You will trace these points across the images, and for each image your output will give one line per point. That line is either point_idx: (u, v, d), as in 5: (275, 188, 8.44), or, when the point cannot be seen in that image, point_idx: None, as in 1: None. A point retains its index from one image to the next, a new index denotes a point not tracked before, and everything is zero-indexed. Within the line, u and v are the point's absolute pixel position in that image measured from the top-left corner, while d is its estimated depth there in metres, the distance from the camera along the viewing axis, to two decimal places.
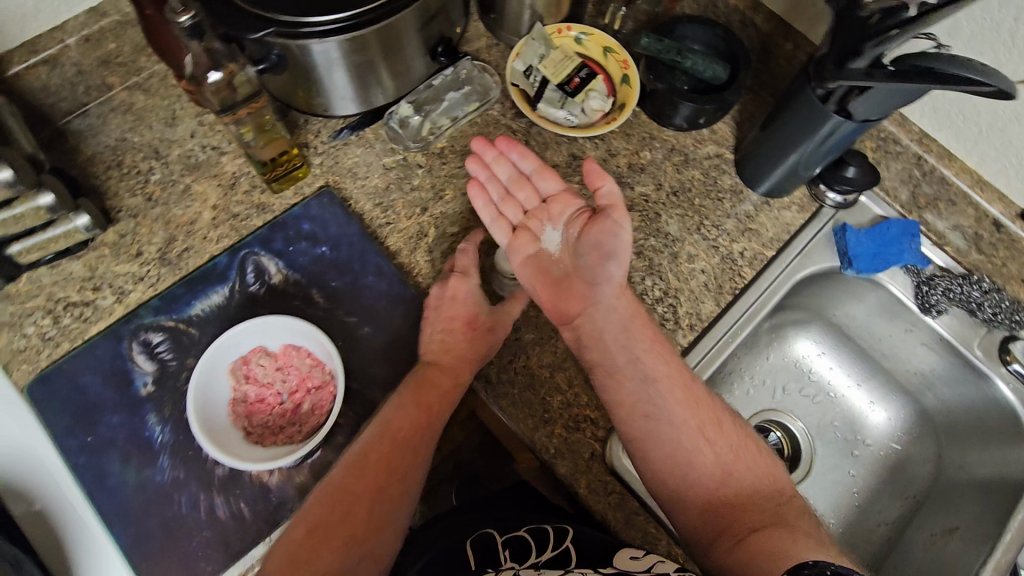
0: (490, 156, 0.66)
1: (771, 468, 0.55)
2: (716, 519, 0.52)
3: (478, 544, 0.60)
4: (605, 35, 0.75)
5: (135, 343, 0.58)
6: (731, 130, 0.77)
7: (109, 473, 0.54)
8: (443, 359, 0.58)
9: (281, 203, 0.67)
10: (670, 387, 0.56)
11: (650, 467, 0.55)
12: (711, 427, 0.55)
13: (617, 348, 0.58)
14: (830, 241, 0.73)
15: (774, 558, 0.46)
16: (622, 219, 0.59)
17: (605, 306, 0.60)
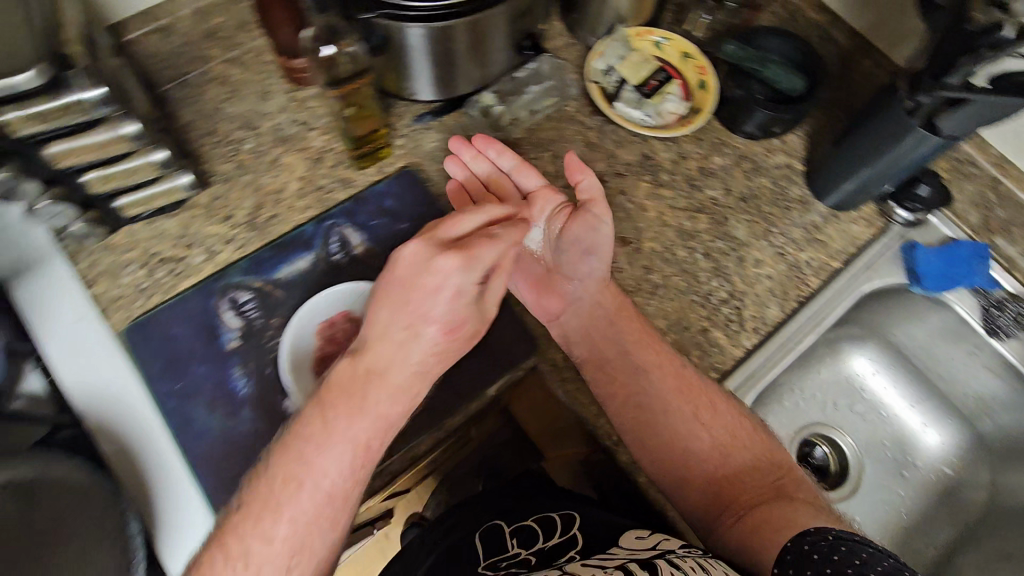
0: (469, 155, 0.68)
1: (767, 444, 0.59)
2: (716, 501, 0.57)
3: (488, 536, 0.64)
4: (685, 41, 0.76)
5: (223, 300, 0.61)
6: (801, 142, 0.77)
7: (195, 419, 0.57)
8: (397, 366, 0.51)
9: (363, 179, 0.70)
10: (662, 376, 0.60)
11: (650, 457, 0.59)
12: (705, 413, 0.59)
13: (606, 341, 0.62)
14: (898, 258, 0.73)
15: (779, 529, 0.51)
16: (602, 211, 0.61)
17: (587, 301, 0.63)
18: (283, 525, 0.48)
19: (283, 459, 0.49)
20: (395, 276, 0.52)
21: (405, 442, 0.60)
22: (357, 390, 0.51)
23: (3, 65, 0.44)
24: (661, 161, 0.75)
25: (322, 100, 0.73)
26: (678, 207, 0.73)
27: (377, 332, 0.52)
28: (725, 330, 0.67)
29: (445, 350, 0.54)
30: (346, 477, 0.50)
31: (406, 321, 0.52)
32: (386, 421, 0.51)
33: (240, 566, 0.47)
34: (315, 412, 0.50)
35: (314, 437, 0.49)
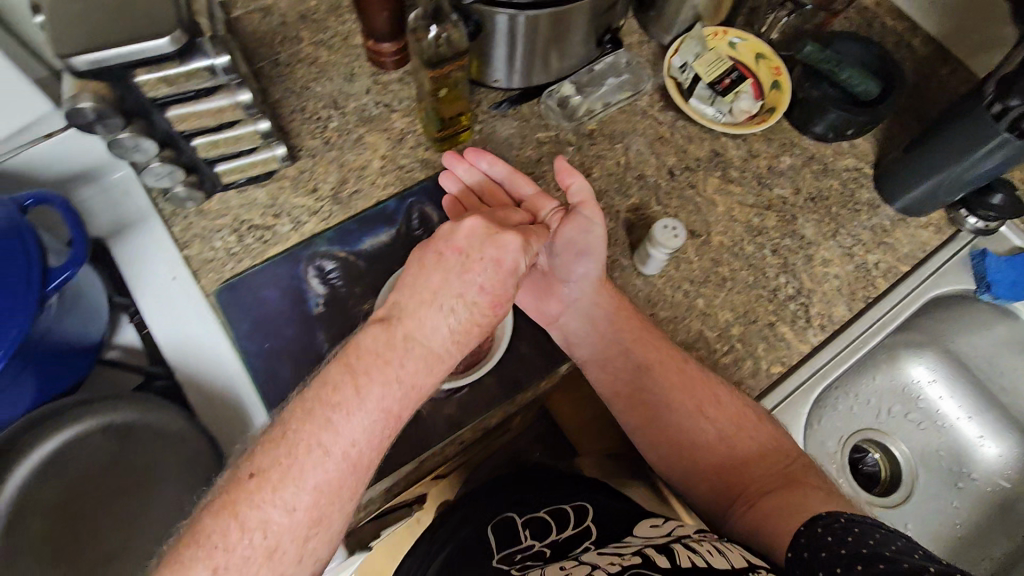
0: (462, 168, 0.67)
1: (774, 433, 0.60)
2: (727, 491, 0.58)
3: (500, 530, 0.63)
4: (760, 42, 0.77)
5: (310, 268, 0.65)
6: (871, 146, 0.77)
7: (282, 377, 0.60)
8: (430, 340, 0.46)
9: (443, 160, 0.72)
10: (664, 371, 0.62)
11: (658, 452, 0.61)
12: (708, 405, 0.60)
13: (608, 339, 0.63)
14: (968, 265, 0.74)
15: (789, 515, 0.51)
16: (592, 213, 0.60)
17: (585, 302, 0.63)
18: (305, 494, 0.41)
19: (309, 425, 0.42)
20: (456, 243, 0.49)
21: (479, 412, 0.62)
22: (395, 356, 0.45)
23: (138, 28, 0.47)
24: (730, 159, 0.76)
25: (404, 84, 0.75)
26: (747, 204, 0.74)
27: (423, 297, 0.47)
28: (791, 325, 0.69)
29: (491, 326, 0.49)
30: (372, 446, 0.44)
31: (462, 288, 0.48)
32: (419, 393, 0.45)
33: (258, 537, 0.40)
34: (344, 375, 0.44)
35: (344, 403, 0.43)
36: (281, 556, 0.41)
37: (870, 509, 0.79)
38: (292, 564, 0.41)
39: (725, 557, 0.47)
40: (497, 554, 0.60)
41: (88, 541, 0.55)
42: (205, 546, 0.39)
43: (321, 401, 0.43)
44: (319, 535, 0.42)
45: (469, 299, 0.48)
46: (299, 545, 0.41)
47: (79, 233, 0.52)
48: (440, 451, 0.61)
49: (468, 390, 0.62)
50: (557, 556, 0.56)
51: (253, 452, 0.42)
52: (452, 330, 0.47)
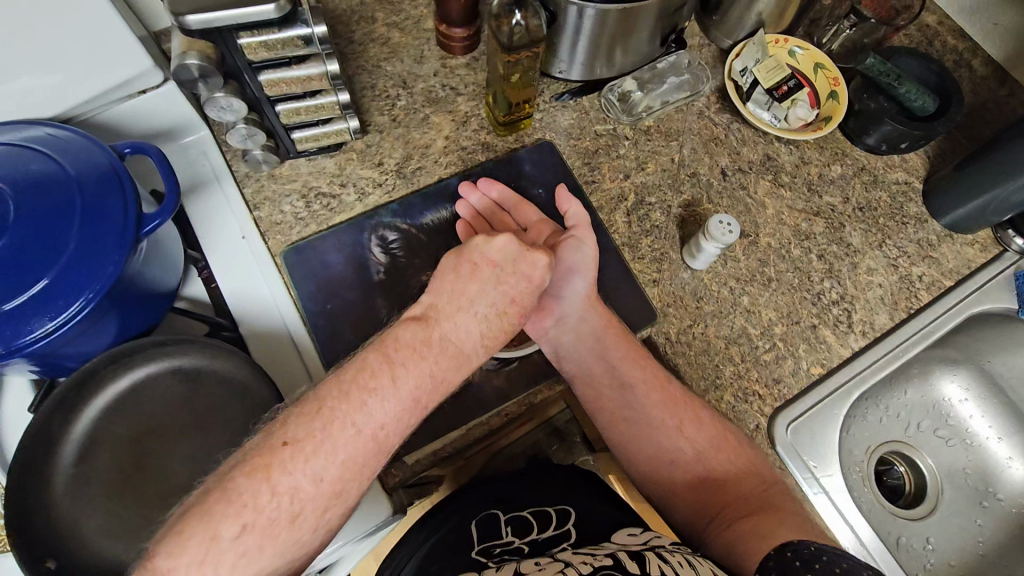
0: (474, 197, 0.70)
1: (752, 457, 0.60)
2: (704, 510, 0.58)
3: (485, 525, 0.60)
4: (819, 52, 0.78)
5: (373, 237, 0.68)
6: (922, 162, 0.79)
7: (342, 337, 0.64)
8: (463, 342, 0.50)
9: (504, 145, 0.75)
10: (647, 390, 0.61)
11: (638, 468, 0.61)
12: (689, 425, 0.60)
13: (594, 356, 0.63)
14: (1011, 284, 0.75)
15: (763, 538, 0.51)
16: (585, 235, 0.65)
17: (575, 317, 0.64)
18: (335, 468, 0.42)
19: (345, 404, 0.43)
20: (491, 258, 0.53)
21: (525, 386, 0.65)
22: (431, 356, 0.47)
23: None
24: (783, 164, 0.78)
25: (471, 69, 0.78)
26: (796, 209, 0.75)
27: (462, 298, 0.51)
28: (834, 329, 0.71)
29: (511, 332, 0.54)
30: (398, 429, 0.45)
31: (494, 297, 0.52)
32: (444, 387, 0.48)
33: (286, 502, 0.40)
34: (383, 363, 0.45)
35: (382, 389, 0.44)
36: (299, 525, 0.41)
37: (896, 521, 0.80)
38: (310, 531, 0.42)
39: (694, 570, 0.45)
40: (477, 547, 0.57)
41: (152, 476, 0.58)
42: (235, 503, 0.39)
43: (360, 383, 0.44)
44: (337, 508, 0.43)
45: (500, 308, 0.52)
46: (318, 516, 0.42)
47: (171, 184, 0.55)
48: (486, 421, 0.64)
49: (517, 363, 0.65)
50: (535, 552, 0.54)
51: (286, 421, 0.43)
52: (482, 333, 0.51)
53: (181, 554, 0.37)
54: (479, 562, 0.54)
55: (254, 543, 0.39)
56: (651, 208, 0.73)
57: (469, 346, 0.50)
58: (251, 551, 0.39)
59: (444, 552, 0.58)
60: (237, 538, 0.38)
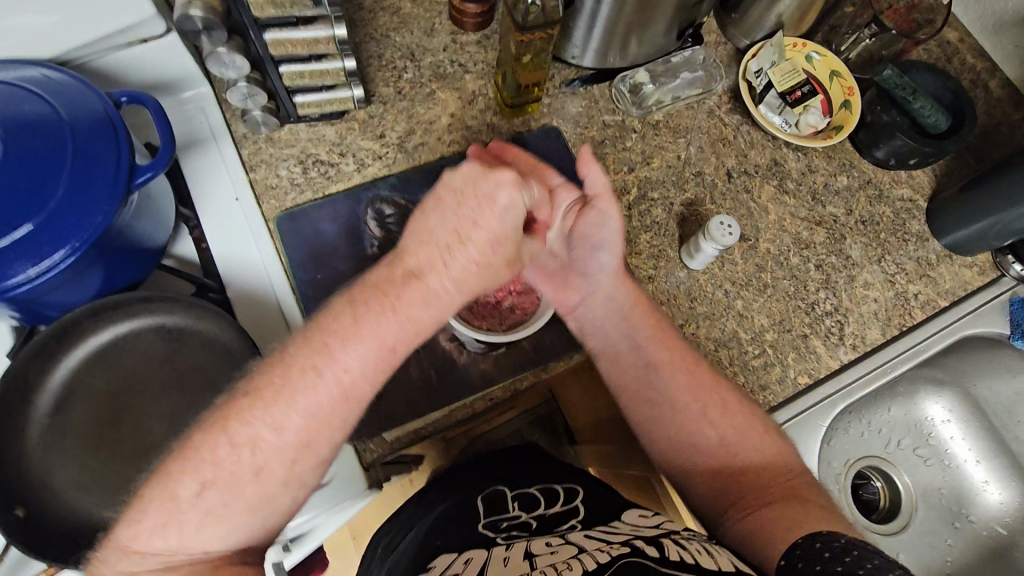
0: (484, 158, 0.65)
1: (777, 445, 0.60)
2: (724, 495, 0.59)
3: (487, 500, 0.59)
4: (836, 60, 0.77)
5: (370, 210, 0.67)
6: (928, 179, 0.78)
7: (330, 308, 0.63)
8: (423, 276, 0.42)
9: (509, 127, 0.74)
10: (672, 372, 0.62)
11: (658, 447, 0.62)
12: (713, 409, 0.61)
13: (619, 335, 0.64)
14: (1005, 310, 0.74)
15: (789, 528, 0.51)
16: (608, 206, 0.62)
17: (602, 294, 0.64)
18: (296, 419, 0.40)
19: (306, 348, 0.40)
20: (448, 181, 0.45)
21: (511, 372, 0.64)
22: (388, 296, 0.42)
23: None
24: (789, 170, 0.77)
25: (481, 47, 0.76)
26: (798, 216, 0.75)
27: (421, 228, 0.44)
28: (824, 340, 0.70)
29: (495, 270, 0.45)
30: (365, 378, 0.41)
31: (455, 224, 0.43)
32: (415, 331, 0.42)
33: (246, 456, 0.39)
34: (344, 306, 0.41)
35: (340, 331, 0.41)
36: (264, 480, 0.40)
37: (868, 535, 0.81)
38: (290, 495, 0.42)
39: (712, 558, 0.43)
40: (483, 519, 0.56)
41: (128, 432, 0.57)
42: (192, 460, 0.39)
43: (320, 327, 0.41)
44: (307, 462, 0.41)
45: (461, 237, 0.43)
46: (286, 471, 0.41)
47: (168, 140, 0.54)
48: (469, 405, 0.63)
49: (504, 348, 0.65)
50: (543, 529, 0.52)
51: (254, 372, 0.41)
52: (450, 268, 0.43)
53: (142, 519, 0.39)
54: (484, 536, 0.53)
55: (218, 500, 0.39)
56: (653, 203, 0.73)
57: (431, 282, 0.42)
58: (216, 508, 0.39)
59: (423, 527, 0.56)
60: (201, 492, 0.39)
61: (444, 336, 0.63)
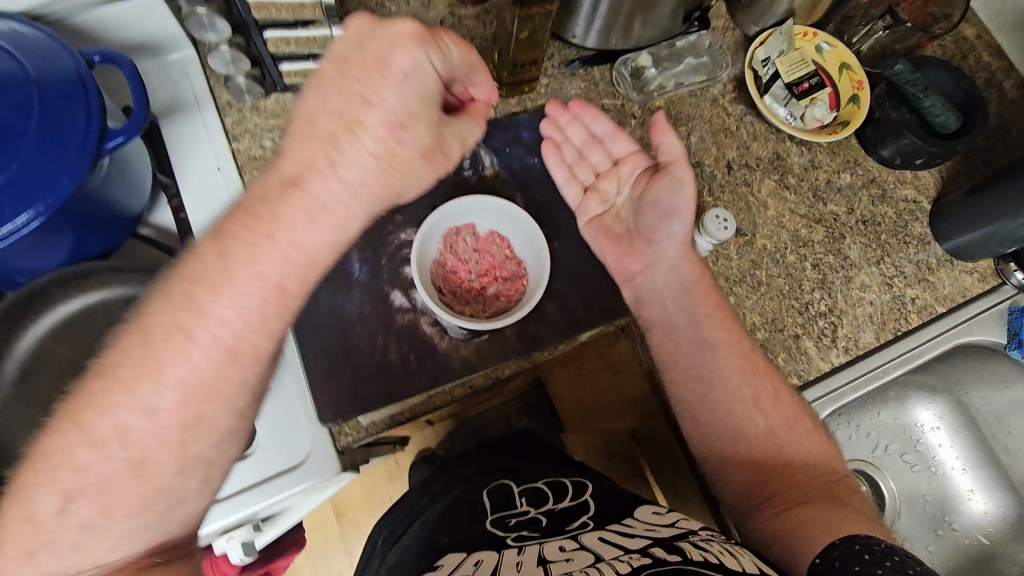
0: (564, 119, 0.70)
1: (825, 447, 0.59)
2: (759, 489, 0.57)
3: (494, 497, 0.62)
4: (846, 51, 0.74)
5: None
6: (934, 181, 0.76)
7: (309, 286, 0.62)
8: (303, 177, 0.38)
9: (504, 107, 0.71)
10: (728, 355, 0.61)
11: (700, 433, 0.61)
12: (767, 399, 0.60)
13: (678, 310, 0.63)
14: (1003, 318, 0.72)
15: (824, 530, 0.49)
16: (682, 172, 0.62)
17: (665, 263, 0.64)
18: (172, 393, 0.36)
19: (165, 308, 0.36)
20: (335, 50, 0.40)
21: (494, 360, 0.62)
22: (266, 209, 0.38)
23: None
24: (791, 165, 0.74)
25: (480, 21, 0.73)
26: (798, 213, 0.73)
27: (306, 117, 0.39)
28: (816, 342, 0.69)
29: (400, 160, 0.40)
30: (251, 331, 0.38)
31: (341, 105, 0.39)
32: (306, 252, 0.38)
33: (115, 450, 0.35)
34: (209, 244, 0.37)
35: (204, 276, 0.37)
36: (151, 472, 0.36)
37: None
38: (198, 482, 0.38)
39: (736, 559, 0.43)
40: (489, 513, 0.59)
41: None
42: (46, 469, 0.33)
43: (182, 277, 0.37)
44: (202, 438, 0.37)
45: (349, 121, 0.38)
46: (175, 454, 0.36)
47: (141, 102, 0.51)
48: (449, 391, 0.62)
49: (487, 336, 0.63)
50: (553, 528, 0.53)
51: (106, 351, 0.36)
52: (337, 160, 0.39)
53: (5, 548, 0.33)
54: (496, 534, 0.53)
55: (93, 510, 0.34)
56: None
57: (314, 184, 0.38)
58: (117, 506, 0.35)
59: (423, 534, 0.58)
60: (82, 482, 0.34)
61: (426, 320, 0.62)
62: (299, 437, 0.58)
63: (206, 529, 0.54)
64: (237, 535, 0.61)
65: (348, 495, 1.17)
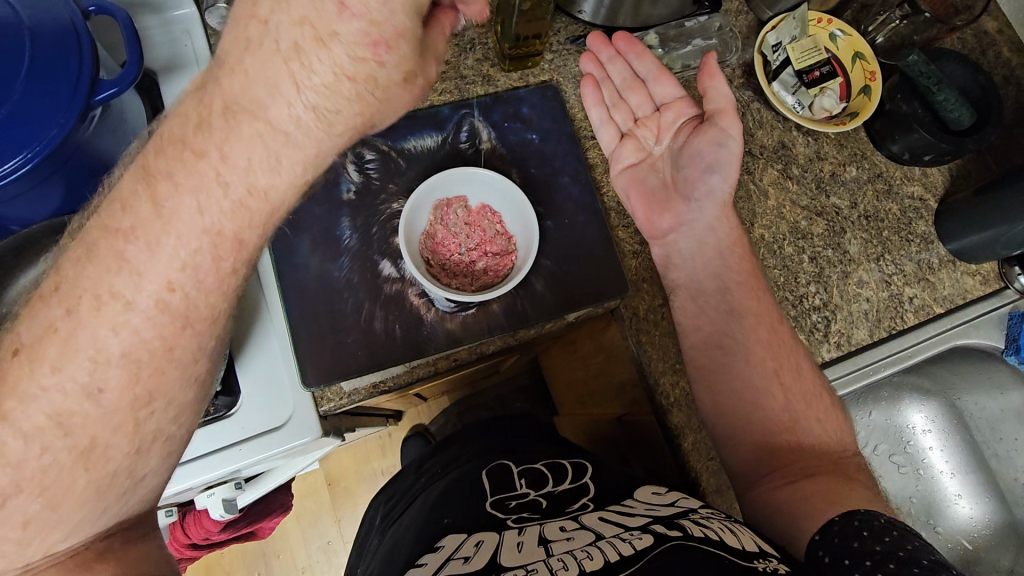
0: (606, 55, 0.70)
1: (836, 424, 0.60)
2: (768, 458, 0.57)
3: (491, 475, 0.62)
4: (862, 41, 0.71)
5: (349, 154, 0.64)
6: (943, 180, 0.74)
7: (298, 252, 0.62)
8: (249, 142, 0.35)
9: (506, 81, 0.71)
10: (756, 326, 0.61)
11: (713, 409, 0.60)
12: (787, 374, 0.60)
13: (707, 275, 0.64)
14: (1003, 324, 0.71)
15: (829, 503, 0.50)
16: (729, 124, 0.62)
17: (702, 223, 0.65)
18: (119, 369, 0.35)
19: (92, 266, 0.34)
20: None
21: (480, 334, 0.62)
22: (211, 141, 0.34)
23: None
24: (796, 155, 0.73)
25: None
26: (799, 205, 0.71)
27: (256, 18, 0.33)
28: (809, 335, 0.68)
29: (380, 85, 0.35)
30: (202, 291, 0.36)
31: (309, 10, 0.33)
32: (265, 197, 0.36)
33: (56, 436, 0.34)
34: (141, 188, 0.34)
35: (141, 229, 0.34)
36: (102, 455, 0.35)
37: None
38: (159, 457, 0.38)
39: (736, 536, 0.44)
40: (488, 491, 0.58)
41: None
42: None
43: (110, 233, 0.34)
44: (157, 414, 0.37)
45: (320, 31, 0.33)
46: (128, 434, 0.36)
47: (135, 53, 0.50)
48: (433, 362, 0.62)
49: (475, 310, 0.62)
50: (554, 509, 0.53)
51: (16, 326, 0.34)
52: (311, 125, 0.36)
53: None
54: (496, 516, 0.53)
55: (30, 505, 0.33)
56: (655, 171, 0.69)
57: (276, 112, 0.34)
58: (76, 465, 0.34)
59: (438, 505, 0.57)
60: (35, 460, 0.33)
61: (414, 291, 0.62)
62: (282, 399, 0.56)
63: (176, 489, 0.53)
64: (218, 492, 0.63)
65: (339, 465, 1.19)
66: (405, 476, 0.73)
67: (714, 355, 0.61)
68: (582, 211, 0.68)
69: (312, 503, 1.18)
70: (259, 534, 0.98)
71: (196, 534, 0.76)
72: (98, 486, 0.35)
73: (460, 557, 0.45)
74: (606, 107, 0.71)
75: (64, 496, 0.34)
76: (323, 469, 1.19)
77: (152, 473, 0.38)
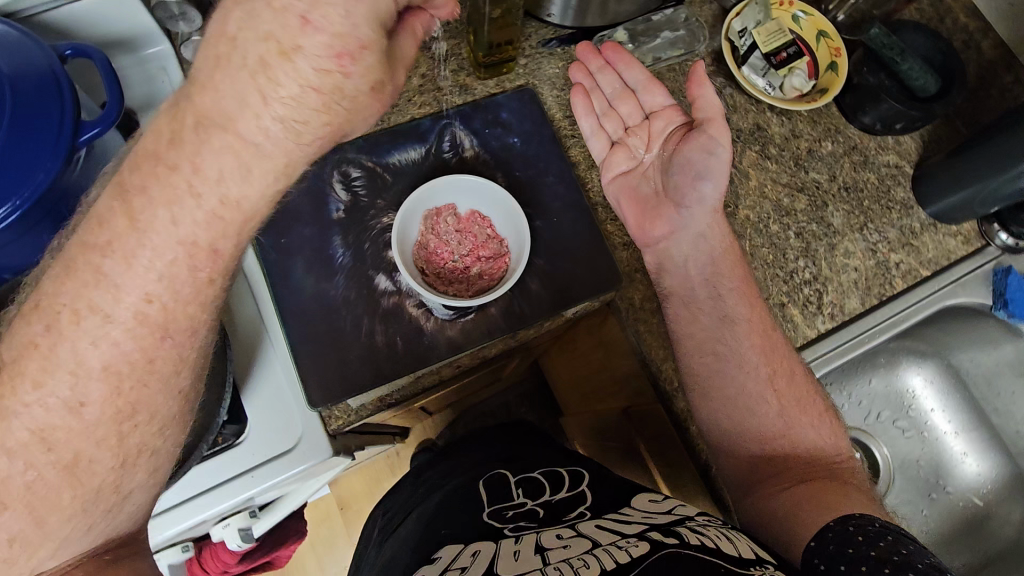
0: (595, 65, 0.72)
1: (831, 429, 0.61)
2: (765, 464, 0.59)
3: (489, 484, 0.62)
4: (823, 19, 0.73)
5: (336, 172, 0.66)
6: (916, 146, 0.76)
7: (293, 273, 0.62)
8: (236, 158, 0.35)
9: (483, 88, 0.72)
10: (749, 330, 0.62)
11: (709, 403, 0.61)
12: (779, 377, 0.61)
13: (694, 262, 0.65)
14: (988, 280, 0.73)
15: (824, 511, 0.51)
16: (718, 131, 0.62)
17: (696, 225, 0.66)
18: (100, 382, 0.35)
19: (68, 286, 0.34)
20: None
21: (480, 339, 0.62)
22: (182, 154, 0.33)
23: None
24: (773, 135, 0.74)
25: None
26: (780, 182, 0.73)
27: (225, 35, 0.33)
28: (803, 309, 0.69)
29: (348, 96, 0.34)
30: (181, 303, 0.36)
31: (273, 25, 0.32)
32: (238, 207, 0.35)
33: (39, 452, 0.34)
34: (117, 205, 0.34)
35: (117, 244, 0.34)
36: (87, 469, 0.36)
37: None
38: (145, 470, 0.39)
39: (733, 544, 0.43)
40: (486, 501, 0.59)
41: None
42: None
43: (87, 249, 0.34)
44: (140, 427, 0.37)
45: (285, 46, 0.32)
46: (112, 448, 0.36)
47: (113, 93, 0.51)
48: (437, 371, 0.63)
49: (474, 314, 0.63)
50: (551, 517, 0.53)
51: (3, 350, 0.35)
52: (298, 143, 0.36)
53: None
54: (493, 526, 0.53)
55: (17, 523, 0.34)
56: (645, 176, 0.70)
57: (244, 125, 0.33)
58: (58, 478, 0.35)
59: (438, 517, 0.58)
60: (20, 476, 0.34)
61: (411, 302, 0.62)
62: (288, 421, 0.56)
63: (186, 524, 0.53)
64: (234, 521, 0.62)
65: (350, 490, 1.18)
66: (404, 487, 0.74)
67: (710, 360, 0.62)
68: (569, 208, 0.69)
69: (327, 530, 1.17)
70: (276, 564, 0.98)
71: (213, 567, 0.75)
72: (82, 502, 0.36)
73: (457, 567, 0.46)
74: (597, 117, 0.72)
75: (51, 511, 0.35)
76: (335, 494, 1.18)
77: (138, 487, 0.39)
